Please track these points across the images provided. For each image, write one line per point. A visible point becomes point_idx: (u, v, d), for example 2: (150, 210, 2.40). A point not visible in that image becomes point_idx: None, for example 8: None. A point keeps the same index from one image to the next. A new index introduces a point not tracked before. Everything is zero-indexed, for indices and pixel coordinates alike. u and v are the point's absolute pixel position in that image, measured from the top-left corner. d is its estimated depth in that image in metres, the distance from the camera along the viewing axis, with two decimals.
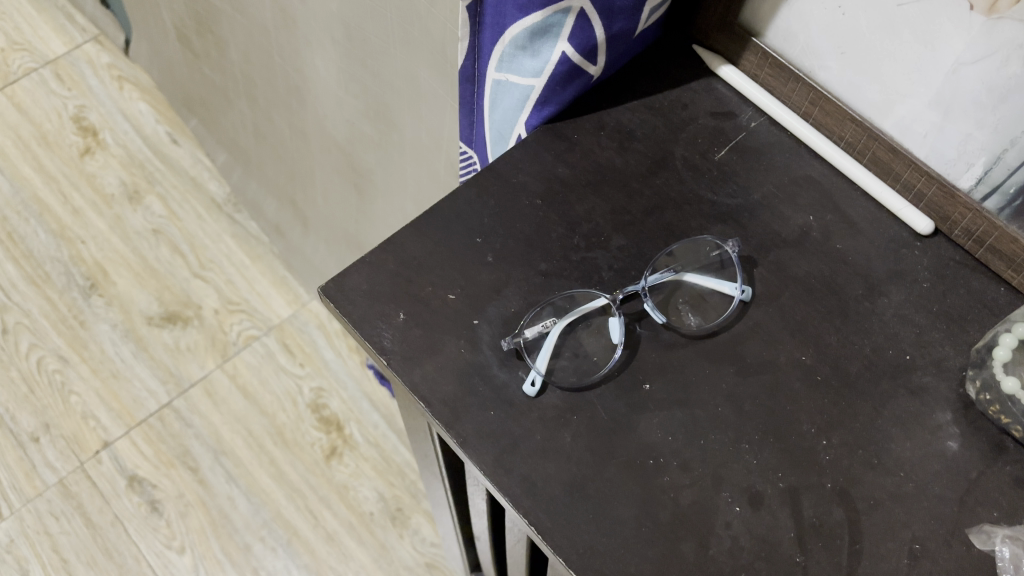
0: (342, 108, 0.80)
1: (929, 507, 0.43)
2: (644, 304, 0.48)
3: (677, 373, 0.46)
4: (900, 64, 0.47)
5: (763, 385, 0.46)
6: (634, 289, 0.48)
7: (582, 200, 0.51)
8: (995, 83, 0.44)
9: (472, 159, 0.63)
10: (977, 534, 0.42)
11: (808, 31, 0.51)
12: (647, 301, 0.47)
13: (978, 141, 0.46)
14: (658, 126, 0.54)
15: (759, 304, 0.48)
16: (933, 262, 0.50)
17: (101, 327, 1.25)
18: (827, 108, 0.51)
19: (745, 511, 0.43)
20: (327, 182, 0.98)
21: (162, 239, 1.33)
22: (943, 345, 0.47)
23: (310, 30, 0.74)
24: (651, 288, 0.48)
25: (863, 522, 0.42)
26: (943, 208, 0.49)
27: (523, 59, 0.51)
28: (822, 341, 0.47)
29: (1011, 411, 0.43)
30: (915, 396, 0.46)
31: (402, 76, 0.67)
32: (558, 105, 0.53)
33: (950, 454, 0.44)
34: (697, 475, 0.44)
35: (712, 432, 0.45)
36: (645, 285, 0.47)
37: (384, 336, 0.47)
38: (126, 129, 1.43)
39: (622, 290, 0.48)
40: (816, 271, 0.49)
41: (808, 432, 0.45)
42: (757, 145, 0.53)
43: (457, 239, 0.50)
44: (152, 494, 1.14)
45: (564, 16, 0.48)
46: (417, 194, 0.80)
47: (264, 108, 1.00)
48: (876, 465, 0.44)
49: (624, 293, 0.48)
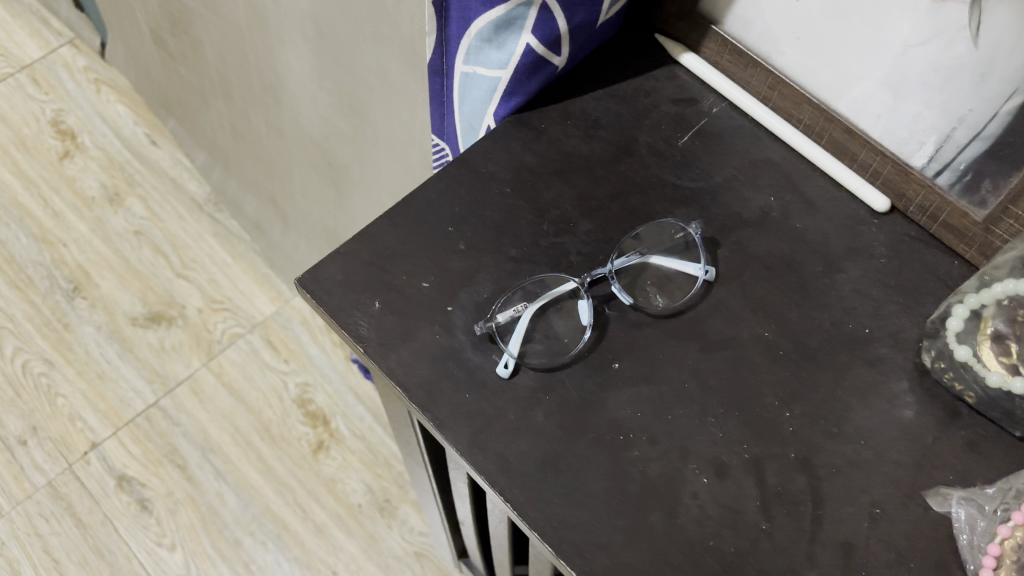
0: (317, 105, 0.81)
1: (888, 472, 0.45)
2: (612, 286, 0.49)
3: (644, 351, 0.48)
4: (853, 48, 0.49)
5: (726, 360, 0.48)
6: (602, 272, 0.49)
7: (551, 187, 0.53)
8: (942, 64, 0.46)
9: (444, 151, 0.63)
10: (933, 496, 0.44)
11: (764, 19, 0.52)
12: (614, 283, 0.49)
13: (927, 121, 0.48)
14: (623, 113, 0.55)
15: (722, 283, 0.50)
16: (889, 238, 0.51)
17: (86, 329, 1.25)
18: (785, 92, 0.53)
19: (711, 482, 0.44)
20: (303, 177, 0.99)
21: (144, 240, 1.34)
22: (900, 317, 0.49)
23: (282, 27, 0.75)
24: (619, 271, 0.49)
25: (825, 488, 0.44)
26: (898, 186, 0.51)
27: (489, 51, 0.52)
28: (783, 316, 0.49)
29: (963, 377, 0.45)
30: (873, 367, 0.48)
31: (374, 70, 0.68)
32: (524, 96, 0.55)
33: (905, 421, 0.46)
34: (664, 447, 0.45)
35: (678, 407, 0.46)
36: (612, 268, 0.49)
37: (360, 324, 0.48)
38: (105, 131, 1.44)
39: (590, 274, 0.49)
40: (777, 249, 0.51)
41: (770, 404, 0.46)
42: (718, 129, 0.55)
43: (429, 228, 0.51)
44: (141, 493, 1.15)
45: (527, 9, 0.49)
46: (393, 186, 0.81)
47: (241, 106, 1.00)
48: (836, 434, 0.46)
49: (592, 277, 0.49)
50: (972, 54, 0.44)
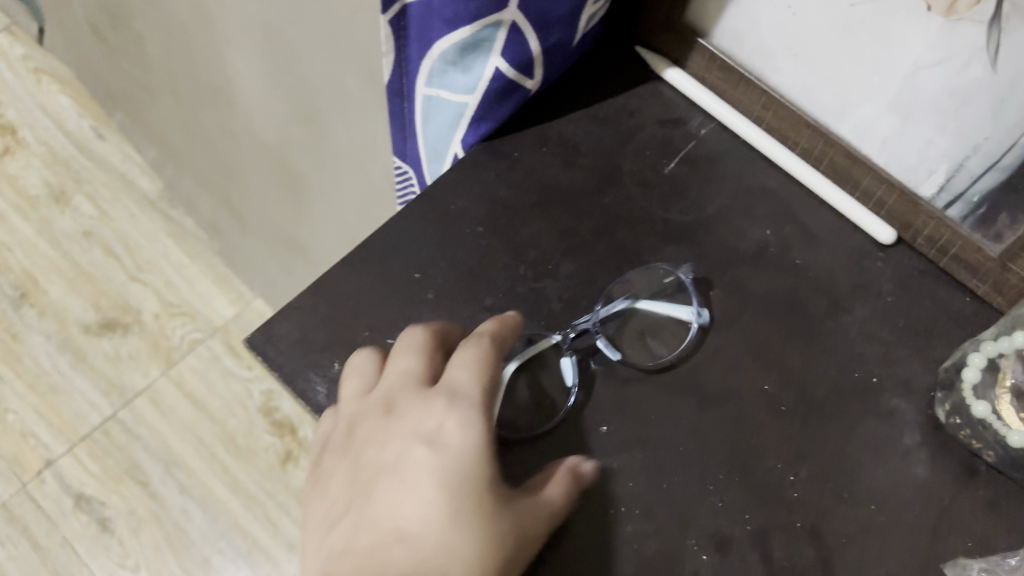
0: (269, 113, 0.75)
1: (904, 540, 0.41)
2: (597, 340, 0.45)
3: (635, 411, 0.43)
4: (856, 66, 0.44)
5: (726, 417, 0.44)
6: (585, 324, 0.45)
7: (528, 223, 0.48)
8: (956, 87, 0.41)
9: (410, 179, 0.58)
10: (952, 566, 0.40)
11: (757, 32, 0.47)
12: (600, 336, 0.45)
13: (937, 148, 0.44)
14: (604, 137, 0.51)
15: (718, 329, 0.46)
16: (896, 273, 0.48)
17: (35, 339, 1.19)
18: (781, 112, 0.49)
19: (713, 559, 0.40)
20: (259, 182, 0.93)
21: (94, 242, 1.27)
22: (910, 362, 0.45)
23: (229, 30, 0.69)
24: (604, 321, 0.45)
25: (836, 561, 0.41)
26: (905, 215, 0.47)
27: (454, 74, 0.47)
28: (785, 365, 0.45)
29: (982, 435, 0.42)
30: (884, 420, 0.44)
31: (330, 82, 0.62)
32: (495, 121, 0.50)
33: (919, 479, 0.43)
34: (660, 522, 0.41)
35: (674, 473, 0.42)
36: (597, 319, 0.45)
37: (318, 390, 0.43)
38: (47, 124, 1.36)
39: (573, 327, 0.45)
40: (776, 288, 0.47)
41: (774, 466, 0.42)
42: (709, 153, 0.51)
43: (396, 275, 0.46)
44: (101, 512, 1.09)
45: (495, 30, 0.44)
46: (354, 201, 0.75)
47: (190, 106, 0.94)
48: (846, 497, 0.42)
49: (575, 329, 0.45)
50: (989, 78, 0.40)
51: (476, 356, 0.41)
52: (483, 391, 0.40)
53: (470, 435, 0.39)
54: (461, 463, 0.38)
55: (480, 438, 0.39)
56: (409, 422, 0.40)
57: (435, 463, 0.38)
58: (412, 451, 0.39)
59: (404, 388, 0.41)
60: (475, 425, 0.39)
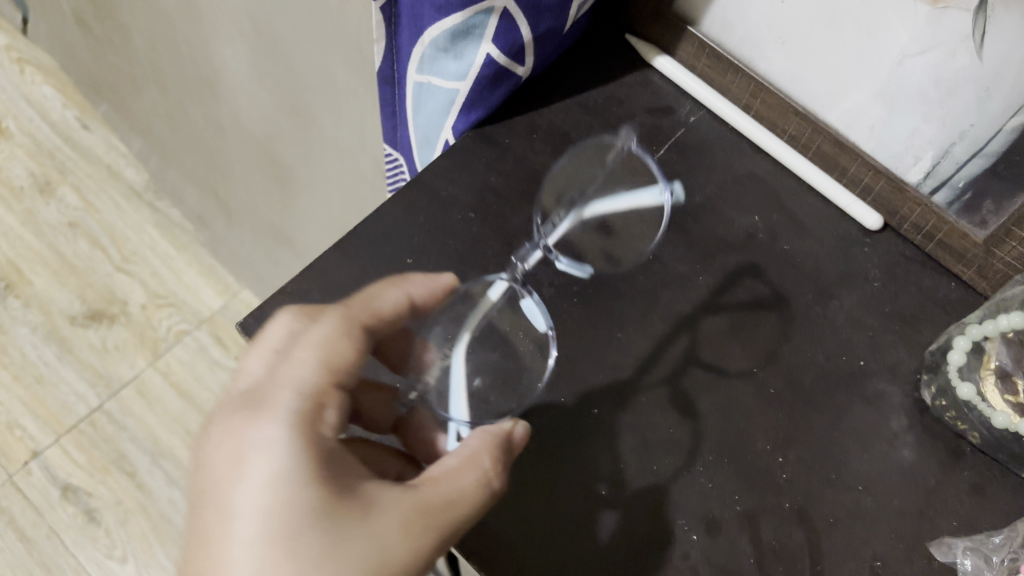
0: (256, 102, 0.75)
1: (890, 523, 0.42)
2: (559, 263, 0.47)
3: (624, 396, 0.44)
4: (843, 55, 0.45)
5: (715, 403, 0.44)
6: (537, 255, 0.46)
7: (518, 211, 0.48)
8: (942, 76, 0.42)
9: (399, 164, 0.58)
10: (937, 546, 0.41)
11: (746, 21, 0.48)
12: (559, 260, 0.46)
13: (924, 135, 0.44)
14: (594, 126, 0.51)
15: (707, 316, 0.46)
16: (883, 260, 0.48)
17: (20, 330, 1.18)
18: (769, 101, 0.49)
19: (702, 540, 0.41)
20: (246, 174, 0.92)
21: (79, 233, 1.26)
22: (897, 348, 0.46)
23: (216, 20, 0.69)
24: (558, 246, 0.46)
25: (824, 544, 0.41)
26: (891, 202, 0.47)
27: (446, 60, 0.47)
28: (773, 351, 0.46)
29: (967, 416, 0.42)
30: (871, 405, 0.44)
31: (318, 72, 0.62)
32: (485, 108, 0.50)
33: (905, 463, 0.43)
34: (652, 504, 0.41)
35: (665, 456, 0.42)
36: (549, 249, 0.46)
37: None
38: (31, 115, 1.35)
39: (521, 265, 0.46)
40: (765, 277, 0.47)
41: (762, 450, 0.43)
42: (698, 141, 0.51)
43: (388, 261, 0.46)
44: (88, 504, 1.08)
45: (487, 16, 0.44)
46: (342, 191, 0.75)
47: (176, 97, 0.93)
48: (834, 481, 0.42)
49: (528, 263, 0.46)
50: (975, 66, 0.40)
51: (302, 365, 0.37)
52: (306, 395, 0.37)
53: (297, 438, 0.35)
54: (270, 490, 0.34)
55: (306, 444, 0.35)
56: (225, 442, 0.35)
57: (255, 480, 0.34)
58: (227, 481, 0.35)
59: (224, 405, 0.37)
60: (301, 429, 0.35)
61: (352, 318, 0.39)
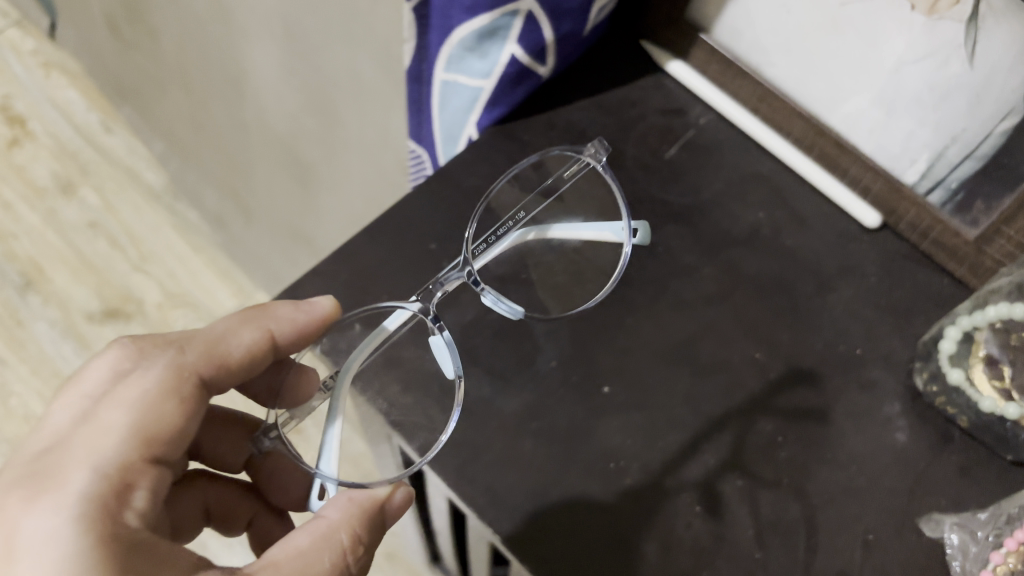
0: (283, 103, 0.78)
1: (882, 500, 0.44)
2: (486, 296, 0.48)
3: (634, 375, 0.47)
4: (846, 62, 0.47)
5: (718, 386, 0.47)
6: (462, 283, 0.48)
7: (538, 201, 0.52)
8: (936, 82, 0.44)
9: (421, 159, 0.61)
10: (926, 522, 0.43)
11: (754, 29, 0.50)
12: (486, 293, 0.48)
13: (920, 138, 0.47)
14: (609, 125, 0.54)
15: (712, 304, 0.49)
16: (880, 256, 0.51)
17: (39, 325, 1.21)
18: (775, 105, 0.52)
19: (705, 511, 0.43)
20: (269, 175, 0.95)
21: (99, 232, 1.29)
22: (891, 338, 0.49)
23: (247, 22, 0.72)
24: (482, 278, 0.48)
25: (819, 517, 0.43)
26: (889, 202, 0.50)
27: (472, 59, 0.49)
28: (775, 338, 0.48)
29: (955, 402, 0.45)
30: (866, 390, 0.47)
31: (345, 72, 0.65)
32: (508, 106, 0.54)
33: (898, 445, 0.46)
34: (657, 477, 0.44)
35: (671, 433, 0.45)
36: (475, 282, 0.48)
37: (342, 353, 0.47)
38: (55, 117, 1.39)
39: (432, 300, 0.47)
40: (768, 270, 0.50)
41: (763, 430, 0.45)
42: (707, 142, 0.54)
43: (411, 245, 0.50)
44: None
45: (513, 17, 0.46)
46: (364, 189, 0.78)
47: (201, 99, 0.97)
48: (830, 460, 0.45)
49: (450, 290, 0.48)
50: (968, 74, 0.43)
51: (111, 426, 0.38)
52: (118, 444, 0.37)
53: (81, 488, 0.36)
54: (53, 565, 0.34)
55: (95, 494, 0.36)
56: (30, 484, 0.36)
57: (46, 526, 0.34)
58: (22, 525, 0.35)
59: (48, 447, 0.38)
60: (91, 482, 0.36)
61: (185, 370, 0.40)
